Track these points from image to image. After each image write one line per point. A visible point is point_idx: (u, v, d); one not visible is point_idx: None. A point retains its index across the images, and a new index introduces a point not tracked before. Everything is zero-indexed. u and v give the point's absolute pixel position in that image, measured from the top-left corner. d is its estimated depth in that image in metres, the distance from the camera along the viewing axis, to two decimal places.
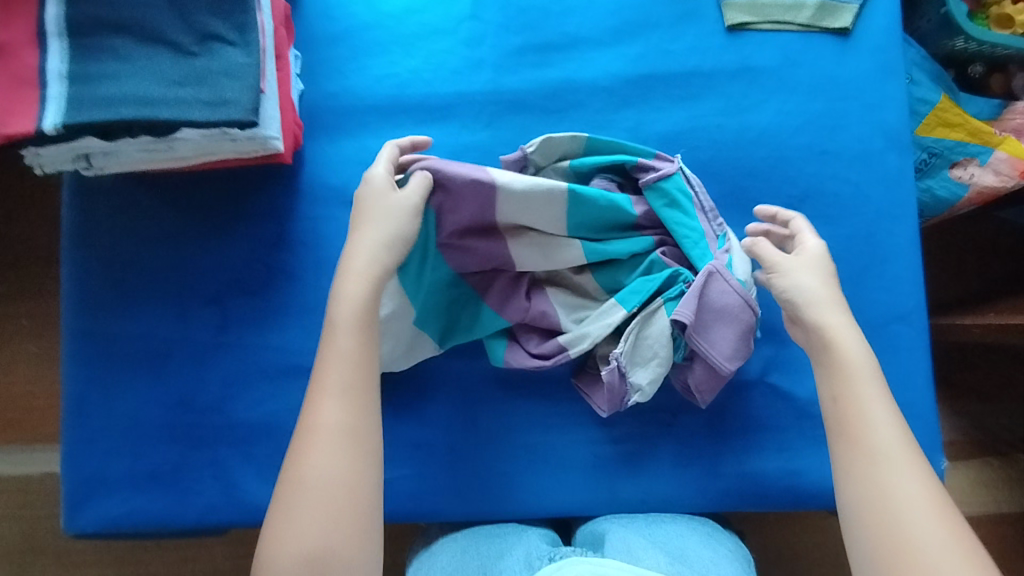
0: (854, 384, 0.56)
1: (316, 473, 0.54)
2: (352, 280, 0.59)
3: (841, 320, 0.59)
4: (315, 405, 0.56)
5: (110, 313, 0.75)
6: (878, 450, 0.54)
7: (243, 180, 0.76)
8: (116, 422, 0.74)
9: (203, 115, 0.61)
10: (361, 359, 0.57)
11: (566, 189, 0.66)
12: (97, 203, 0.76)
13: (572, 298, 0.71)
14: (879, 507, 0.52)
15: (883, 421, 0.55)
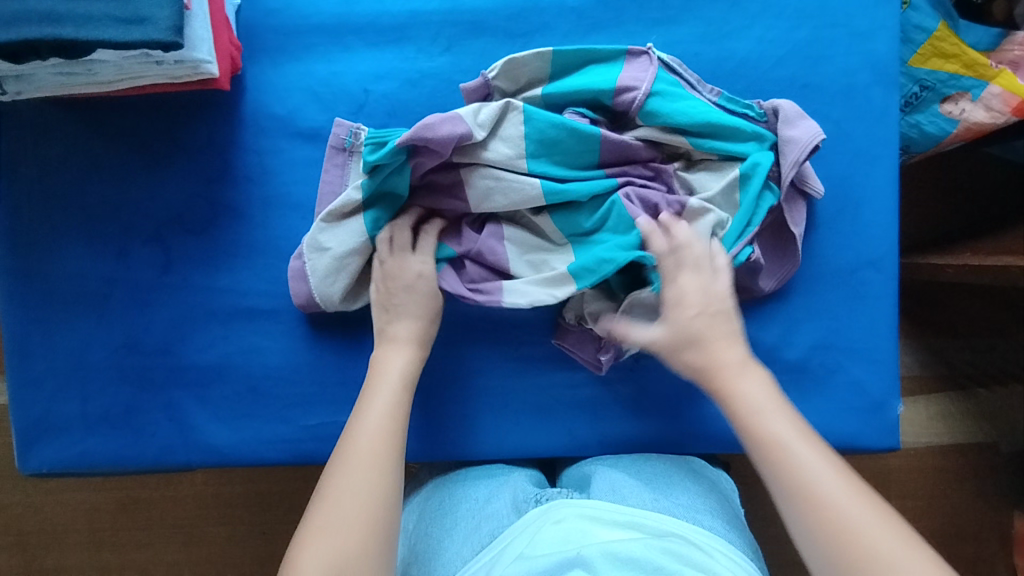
0: (735, 401, 0.56)
1: (351, 488, 0.53)
2: (392, 345, 0.64)
3: (716, 315, 0.59)
4: (357, 435, 0.57)
5: (47, 251, 0.71)
6: (788, 455, 0.53)
7: (180, 108, 0.70)
8: (64, 364, 0.72)
9: (119, 35, 0.54)
10: (399, 403, 0.60)
11: (519, 105, 0.64)
12: (20, 132, 0.70)
13: (528, 239, 0.68)
14: (813, 508, 0.50)
15: (771, 407, 0.55)
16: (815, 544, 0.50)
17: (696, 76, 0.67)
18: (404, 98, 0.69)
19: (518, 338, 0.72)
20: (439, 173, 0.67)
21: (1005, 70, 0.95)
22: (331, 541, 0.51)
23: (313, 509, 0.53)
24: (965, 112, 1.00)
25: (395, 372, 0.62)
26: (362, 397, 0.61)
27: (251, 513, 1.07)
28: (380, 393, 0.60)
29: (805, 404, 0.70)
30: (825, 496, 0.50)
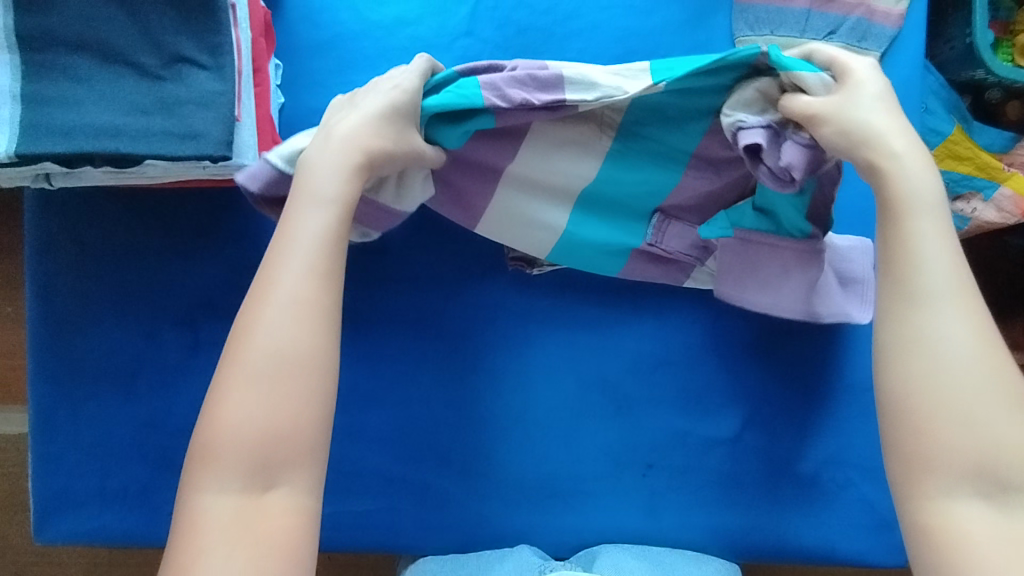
0: (905, 218, 0.51)
1: (275, 303, 0.50)
2: (335, 142, 0.55)
3: (921, 171, 0.52)
4: (273, 268, 0.51)
5: (80, 329, 0.73)
6: (923, 291, 0.48)
7: (219, 198, 0.72)
8: (88, 438, 0.73)
9: (172, 149, 0.56)
10: (328, 236, 0.53)
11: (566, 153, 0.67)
12: (64, 214, 0.72)
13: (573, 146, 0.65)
14: (915, 350, 0.48)
15: (938, 251, 0.50)
16: (890, 392, 0.48)
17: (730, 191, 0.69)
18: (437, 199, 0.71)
19: (534, 436, 0.73)
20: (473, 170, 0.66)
21: (1017, 174, 1.00)
22: (267, 394, 0.48)
23: (225, 365, 0.49)
24: (977, 210, 1.02)
25: (304, 243, 0.52)
26: (266, 263, 0.52)
27: None
28: (311, 211, 0.53)
29: (817, 515, 0.72)
30: (948, 377, 0.46)
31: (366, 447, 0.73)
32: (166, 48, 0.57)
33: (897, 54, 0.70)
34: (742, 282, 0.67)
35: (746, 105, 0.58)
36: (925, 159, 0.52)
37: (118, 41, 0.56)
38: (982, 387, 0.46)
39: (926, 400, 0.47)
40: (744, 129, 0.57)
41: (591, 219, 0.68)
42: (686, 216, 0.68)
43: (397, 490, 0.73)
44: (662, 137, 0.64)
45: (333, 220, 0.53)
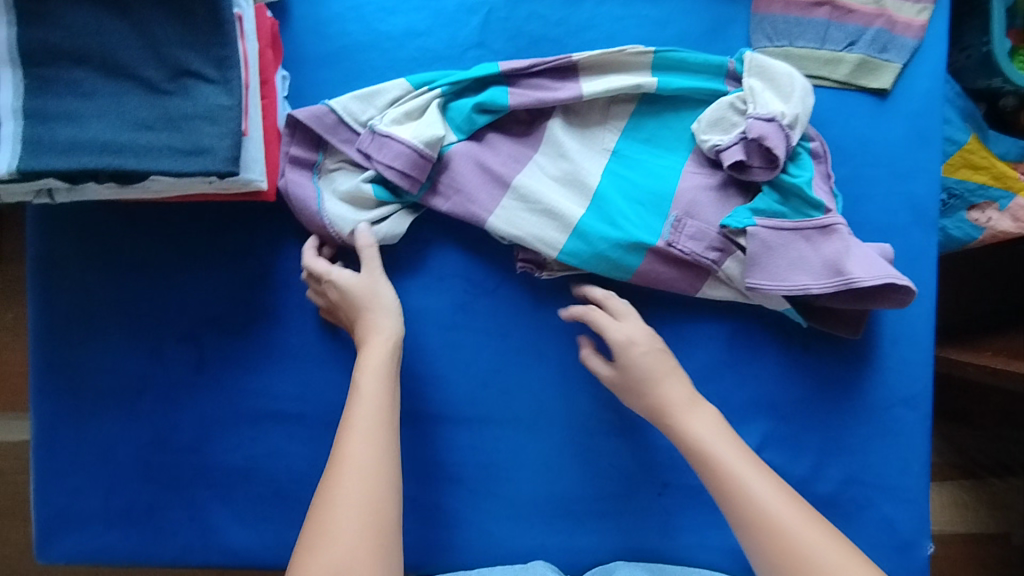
0: (677, 428, 0.61)
1: (356, 452, 0.56)
2: (376, 318, 0.64)
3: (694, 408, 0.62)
4: (348, 438, 0.57)
5: (81, 345, 0.71)
6: (750, 492, 0.56)
7: (223, 211, 0.70)
8: (88, 457, 0.72)
9: (176, 165, 0.55)
10: (382, 398, 0.60)
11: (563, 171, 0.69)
12: (65, 228, 0.71)
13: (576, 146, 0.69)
14: (776, 553, 0.53)
15: (728, 448, 0.59)
16: (751, 540, 0.54)
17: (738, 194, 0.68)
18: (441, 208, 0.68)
19: (547, 457, 0.71)
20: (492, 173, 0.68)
21: None
22: (343, 511, 0.53)
23: (315, 515, 0.54)
24: (992, 220, 0.99)
25: (369, 410, 0.59)
26: (339, 438, 0.58)
27: None
28: (366, 378, 0.61)
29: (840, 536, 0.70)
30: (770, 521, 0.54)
31: None
32: (171, 61, 0.55)
33: (918, 66, 0.69)
34: (763, 270, 0.64)
35: (717, 118, 0.67)
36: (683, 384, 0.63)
37: (122, 54, 0.54)
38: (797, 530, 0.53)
39: (780, 551, 0.53)
40: (722, 148, 0.66)
41: (605, 214, 0.67)
42: (701, 212, 0.67)
43: (406, 511, 0.71)
44: (670, 125, 0.70)
45: (385, 357, 0.62)
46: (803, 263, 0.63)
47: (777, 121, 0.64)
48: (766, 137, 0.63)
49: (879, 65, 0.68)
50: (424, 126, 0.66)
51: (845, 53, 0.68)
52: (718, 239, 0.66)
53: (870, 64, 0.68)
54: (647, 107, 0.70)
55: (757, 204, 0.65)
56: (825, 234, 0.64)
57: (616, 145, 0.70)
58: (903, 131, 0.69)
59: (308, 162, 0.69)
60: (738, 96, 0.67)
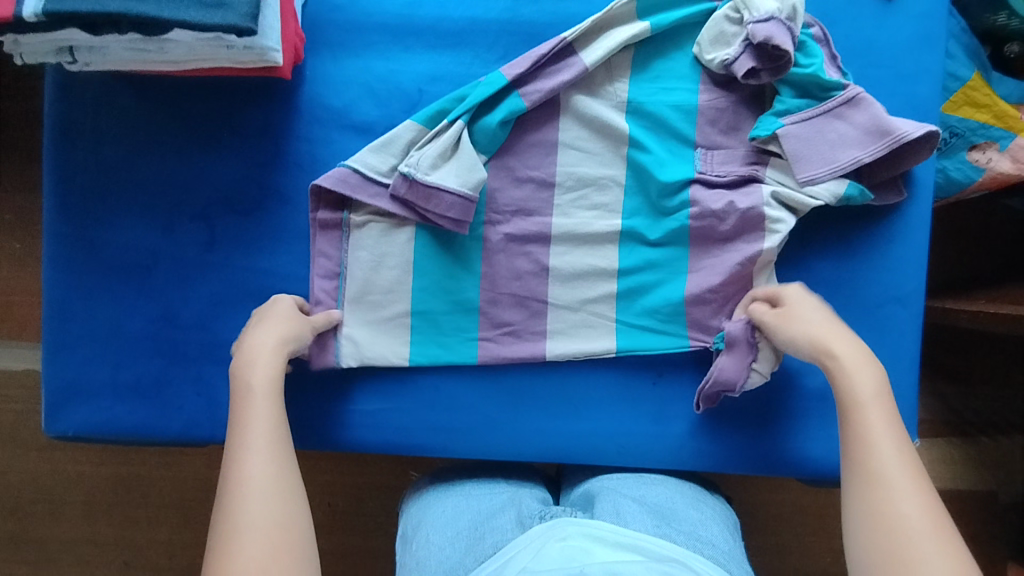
0: (863, 410, 0.57)
1: (251, 473, 0.56)
2: (256, 360, 0.63)
3: (864, 367, 0.59)
4: (241, 458, 0.57)
5: (94, 220, 0.73)
6: (887, 473, 0.54)
7: (240, 92, 0.72)
8: (98, 331, 0.74)
9: (196, 17, 0.56)
10: (278, 420, 0.61)
11: (591, 182, 0.70)
12: (83, 102, 0.72)
13: (595, 164, 0.70)
14: (903, 548, 0.50)
15: (882, 428, 0.56)
16: (865, 498, 0.53)
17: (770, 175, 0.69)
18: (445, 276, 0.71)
19: None
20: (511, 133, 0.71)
21: None
22: (248, 519, 0.54)
23: (215, 538, 0.53)
24: (992, 160, 1.00)
25: (257, 426, 0.59)
26: (229, 462, 0.58)
27: None
28: (257, 394, 0.61)
29: (835, 432, 0.72)
30: (886, 480, 0.53)
31: None
32: None
33: None
34: (811, 161, 0.67)
35: (716, 34, 0.68)
36: (870, 365, 0.59)
37: None
38: (901, 487, 0.53)
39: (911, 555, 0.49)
40: (732, 62, 0.67)
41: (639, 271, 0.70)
42: (727, 142, 0.70)
43: (407, 394, 0.73)
44: (672, 57, 0.71)
45: (271, 373, 0.62)
46: (848, 140, 0.67)
47: (776, 19, 0.65)
48: (774, 37, 0.64)
49: None
50: (467, 169, 0.67)
51: None
52: (751, 153, 0.69)
53: None
54: (643, 51, 0.71)
55: (778, 107, 0.67)
56: (852, 107, 0.66)
57: (627, 94, 0.70)
58: (907, 33, 0.70)
59: (337, 224, 0.70)
60: (728, 8, 0.68)
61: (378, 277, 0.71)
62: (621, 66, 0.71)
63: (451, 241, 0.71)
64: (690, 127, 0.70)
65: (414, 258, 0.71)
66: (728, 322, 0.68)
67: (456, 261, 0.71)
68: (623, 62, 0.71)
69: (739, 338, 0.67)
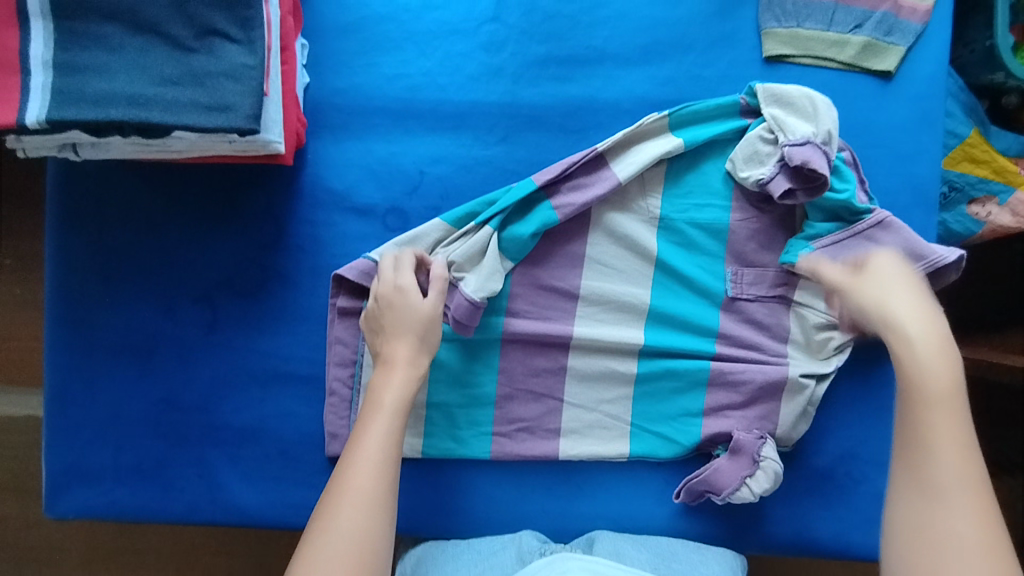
0: (925, 414, 0.56)
1: (356, 482, 0.57)
2: (392, 368, 0.63)
3: (947, 363, 0.58)
4: (350, 465, 0.58)
5: (95, 304, 0.72)
6: (939, 482, 0.54)
7: (242, 177, 0.72)
8: (100, 413, 0.73)
9: (200, 121, 0.56)
10: (393, 439, 0.60)
11: (619, 300, 0.72)
12: (85, 188, 0.72)
13: (620, 282, 0.72)
14: (941, 561, 0.51)
15: (949, 438, 0.55)
16: (911, 506, 0.54)
17: (799, 295, 0.71)
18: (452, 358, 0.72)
19: (550, 426, 0.72)
20: None
21: None
22: (349, 529, 0.55)
23: (312, 535, 0.55)
24: (992, 214, 1.01)
25: (379, 431, 0.60)
26: (341, 463, 0.59)
27: (262, 554, 1.07)
28: (387, 392, 0.62)
29: (841, 509, 0.71)
30: (940, 490, 0.53)
31: None
32: (197, 20, 0.57)
33: (923, 49, 0.70)
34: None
35: (750, 153, 0.69)
36: (942, 356, 0.58)
37: (150, 10, 0.56)
38: (970, 541, 0.51)
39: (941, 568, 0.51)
40: (766, 181, 0.67)
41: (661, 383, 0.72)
42: (756, 260, 0.71)
43: (412, 473, 0.73)
44: (707, 166, 0.72)
45: (405, 385, 0.63)
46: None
47: (812, 142, 0.66)
48: (811, 161, 0.65)
49: (885, 48, 0.70)
50: (483, 276, 0.68)
51: (851, 35, 0.70)
52: (780, 275, 0.71)
53: (876, 46, 0.70)
54: (677, 164, 0.71)
55: (808, 232, 0.69)
56: (882, 229, 0.68)
57: (660, 210, 0.72)
58: (905, 113, 0.70)
59: (356, 312, 0.71)
60: (761, 129, 0.68)
61: None
62: (658, 179, 0.71)
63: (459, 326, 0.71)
64: (719, 246, 0.71)
65: None
66: (739, 431, 0.70)
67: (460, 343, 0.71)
68: (655, 172, 0.71)
69: (744, 448, 0.69)
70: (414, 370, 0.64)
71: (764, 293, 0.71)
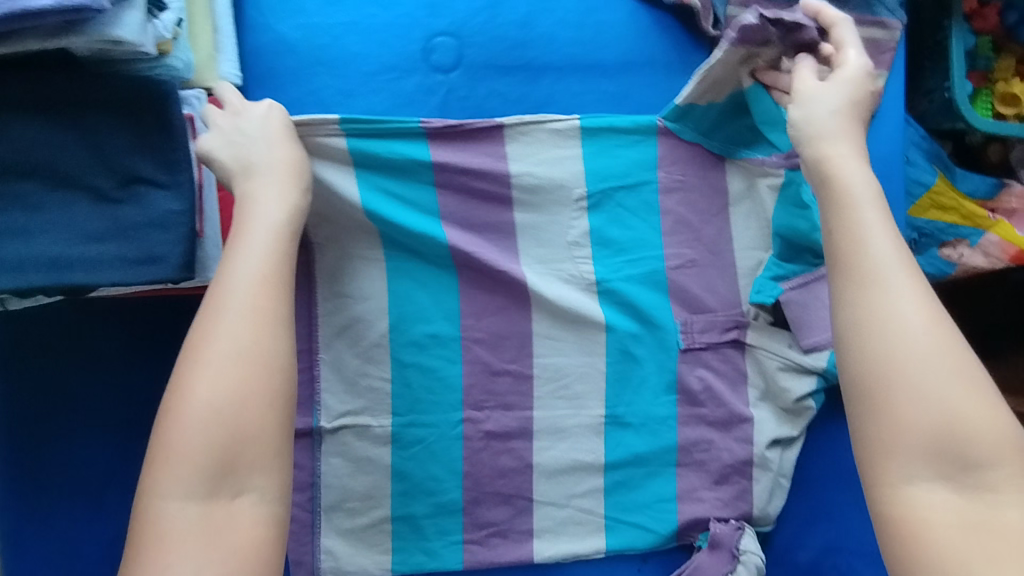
0: (852, 208, 0.46)
1: (220, 345, 0.45)
2: (267, 232, 0.50)
3: (846, 156, 0.50)
4: (208, 326, 0.45)
5: (41, 444, 0.69)
6: (874, 267, 0.44)
7: (189, 302, 0.69)
8: (52, 558, 0.69)
9: (129, 276, 0.54)
10: (271, 304, 0.47)
11: (585, 396, 0.69)
12: (23, 325, 0.68)
13: (575, 372, 0.69)
14: (882, 325, 0.42)
15: (879, 227, 0.45)
16: (853, 305, 0.44)
17: (757, 340, 0.69)
18: (417, 473, 0.69)
19: (522, 529, 0.69)
20: (471, 318, 0.69)
21: (1002, 221, 0.97)
22: (214, 374, 0.44)
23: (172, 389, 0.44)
24: (964, 256, 0.98)
25: (250, 287, 0.47)
26: (202, 320, 0.46)
27: None
28: (247, 254, 0.48)
29: None
30: (879, 273, 0.43)
31: (346, 553, 0.69)
32: (121, 170, 0.55)
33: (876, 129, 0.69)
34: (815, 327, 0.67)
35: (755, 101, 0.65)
36: (857, 166, 0.49)
37: (71, 166, 0.54)
38: (954, 398, 0.40)
39: (902, 363, 0.41)
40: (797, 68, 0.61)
41: (634, 475, 0.69)
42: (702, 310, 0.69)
43: None
44: (616, 199, 0.69)
45: (275, 255, 0.49)
46: None
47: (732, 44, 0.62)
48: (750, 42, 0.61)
49: None
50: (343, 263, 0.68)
51: None
52: (728, 319, 0.69)
53: None
54: (596, 215, 0.69)
55: (776, 271, 0.69)
56: None
57: (593, 270, 0.69)
58: None
59: (307, 432, 0.69)
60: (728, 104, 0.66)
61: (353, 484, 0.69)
62: (581, 235, 0.69)
63: (424, 443, 0.69)
64: (661, 298, 0.69)
65: (392, 461, 0.69)
66: (715, 522, 0.68)
67: (428, 458, 0.69)
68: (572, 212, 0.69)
69: (723, 541, 0.66)
70: (292, 240, 0.51)
71: (708, 342, 0.69)
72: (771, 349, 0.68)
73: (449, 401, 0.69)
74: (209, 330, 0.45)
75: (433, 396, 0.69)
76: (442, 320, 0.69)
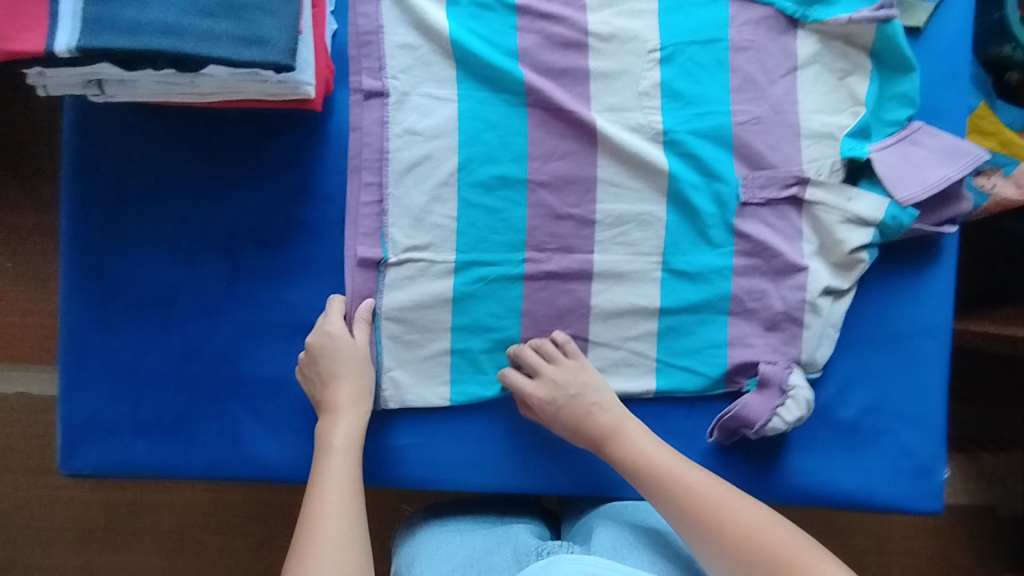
0: (666, 477, 0.63)
1: (331, 492, 0.63)
2: (343, 383, 0.68)
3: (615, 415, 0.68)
4: (319, 483, 0.64)
5: (115, 253, 0.70)
6: (669, 476, 0.63)
7: (268, 124, 0.71)
8: (116, 365, 0.71)
9: (236, 54, 0.55)
10: (351, 475, 0.65)
11: (647, 243, 0.71)
12: (103, 131, 0.70)
13: (638, 219, 0.71)
14: (713, 521, 0.60)
15: (685, 469, 0.64)
16: (669, 509, 0.62)
17: (824, 194, 0.69)
18: (480, 307, 0.71)
19: None
20: (542, 161, 0.71)
21: None
22: (336, 523, 0.61)
23: (306, 511, 0.62)
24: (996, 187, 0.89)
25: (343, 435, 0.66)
26: (313, 482, 0.64)
27: (263, 524, 1.04)
28: (338, 421, 0.67)
29: (865, 461, 0.72)
30: (669, 473, 0.63)
31: (406, 379, 0.71)
32: None
33: (949, 8, 0.71)
34: (906, 181, 0.68)
35: None
36: (641, 430, 0.67)
37: None
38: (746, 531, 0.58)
39: (725, 527, 0.59)
40: None
41: (686, 322, 0.71)
42: (762, 167, 0.70)
43: (438, 422, 0.72)
44: (687, 53, 0.71)
45: (355, 433, 0.67)
46: (930, 162, 0.69)
47: None
48: None
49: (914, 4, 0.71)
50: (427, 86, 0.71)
51: None
52: (790, 174, 0.70)
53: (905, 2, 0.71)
54: (666, 68, 0.71)
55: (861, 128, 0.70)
56: (923, 134, 0.70)
57: (662, 123, 0.71)
58: (933, 70, 0.71)
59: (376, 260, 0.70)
60: None
61: (417, 314, 0.71)
62: (652, 87, 0.71)
63: (487, 279, 0.71)
64: (723, 153, 0.71)
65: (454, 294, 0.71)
66: (764, 363, 0.70)
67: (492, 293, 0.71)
68: (642, 64, 0.71)
69: (773, 379, 0.69)
70: (365, 409, 0.68)
71: (768, 196, 0.70)
72: (831, 204, 0.69)
73: (512, 240, 0.71)
74: (320, 487, 0.64)
75: (497, 235, 0.71)
76: (516, 160, 0.71)
